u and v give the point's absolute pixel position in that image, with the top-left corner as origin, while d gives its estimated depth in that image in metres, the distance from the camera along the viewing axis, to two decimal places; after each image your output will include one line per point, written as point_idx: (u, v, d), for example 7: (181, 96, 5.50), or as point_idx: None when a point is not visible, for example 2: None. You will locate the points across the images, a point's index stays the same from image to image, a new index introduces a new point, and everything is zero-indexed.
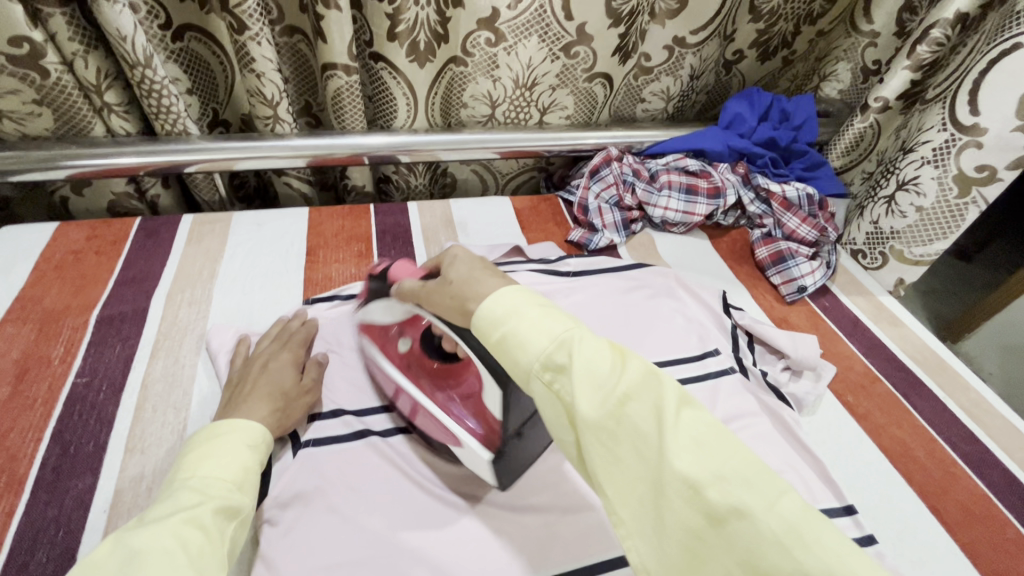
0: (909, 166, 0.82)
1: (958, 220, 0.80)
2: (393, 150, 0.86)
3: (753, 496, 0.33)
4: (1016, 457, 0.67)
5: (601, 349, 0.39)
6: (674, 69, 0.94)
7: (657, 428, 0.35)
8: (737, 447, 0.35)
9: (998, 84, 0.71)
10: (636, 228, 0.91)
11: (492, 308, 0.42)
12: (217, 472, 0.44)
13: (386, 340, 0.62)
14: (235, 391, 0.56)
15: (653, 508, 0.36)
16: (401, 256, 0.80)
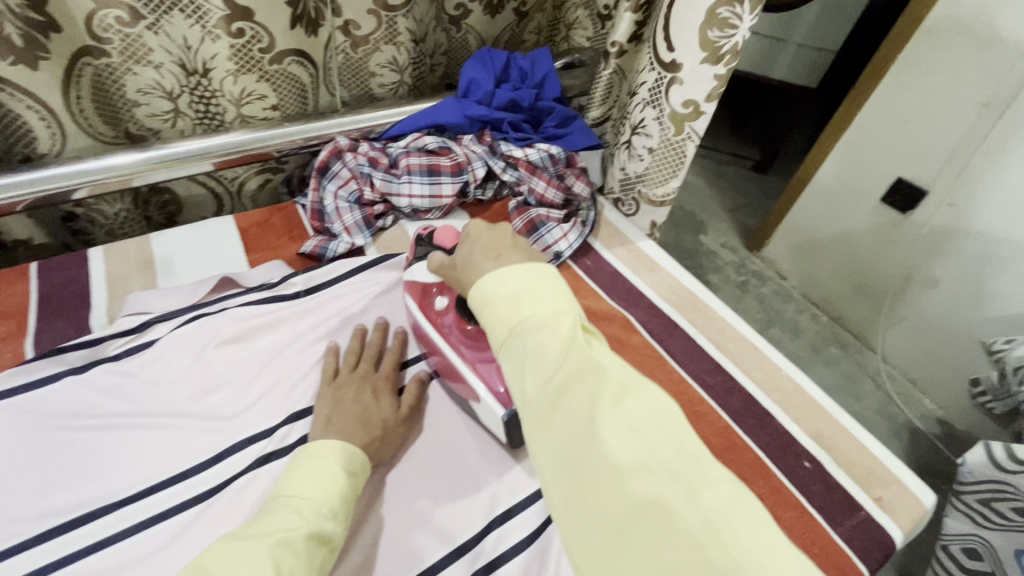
0: (637, 110, 0.81)
1: (682, 156, 0.80)
2: (47, 187, 0.68)
3: (674, 488, 0.34)
4: (755, 375, 0.70)
5: (556, 333, 0.40)
6: (392, 36, 0.84)
7: (593, 415, 0.37)
8: (674, 434, 0.36)
9: (685, 18, 0.69)
10: (384, 223, 0.82)
11: (474, 296, 0.45)
12: (315, 496, 0.49)
13: (424, 299, 0.66)
14: (332, 403, 0.59)
15: (577, 489, 0.36)
16: (71, 325, 0.63)
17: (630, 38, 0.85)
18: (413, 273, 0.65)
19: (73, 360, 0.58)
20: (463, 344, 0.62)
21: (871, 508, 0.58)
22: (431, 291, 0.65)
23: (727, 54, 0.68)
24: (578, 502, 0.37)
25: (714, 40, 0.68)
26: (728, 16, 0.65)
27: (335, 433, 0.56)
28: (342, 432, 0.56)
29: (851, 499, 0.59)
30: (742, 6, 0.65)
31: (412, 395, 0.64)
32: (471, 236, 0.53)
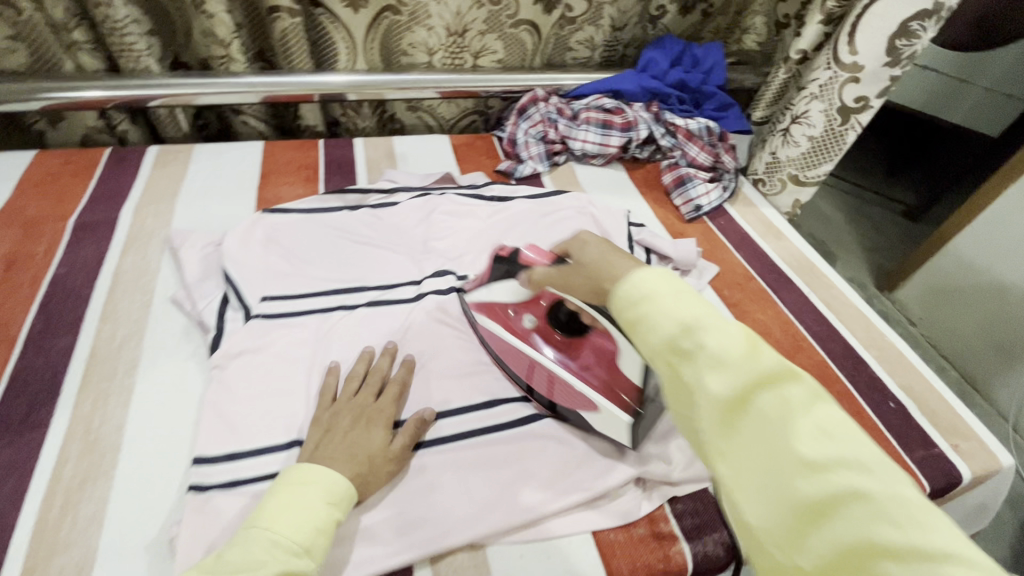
0: (802, 102, 0.93)
1: (841, 144, 0.93)
2: (339, 89, 0.96)
3: (880, 483, 0.30)
4: (859, 334, 0.80)
5: (732, 331, 0.37)
6: (595, 20, 1.05)
7: (783, 410, 0.33)
8: (870, 441, 0.32)
9: (873, 27, 0.81)
10: (559, 160, 1.02)
11: (627, 289, 0.41)
12: (290, 531, 0.44)
13: (505, 315, 0.65)
14: (326, 434, 0.54)
15: (769, 483, 0.33)
16: (346, 181, 0.91)
17: (815, 45, 0.94)
18: (494, 290, 0.66)
19: (349, 200, 0.86)
20: (560, 356, 0.62)
21: (945, 449, 0.67)
22: (505, 308, 0.66)
23: (906, 58, 0.82)
24: (765, 498, 0.33)
25: (899, 47, 0.81)
26: (917, 29, 0.79)
27: (325, 459, 0.51)
28: (330, 460, 0.51)
29: (927, 437, 0.67)
30: (930, 21, 0.79)
31: (409, 437, 0.56)
32: (589, 245, 0.51)
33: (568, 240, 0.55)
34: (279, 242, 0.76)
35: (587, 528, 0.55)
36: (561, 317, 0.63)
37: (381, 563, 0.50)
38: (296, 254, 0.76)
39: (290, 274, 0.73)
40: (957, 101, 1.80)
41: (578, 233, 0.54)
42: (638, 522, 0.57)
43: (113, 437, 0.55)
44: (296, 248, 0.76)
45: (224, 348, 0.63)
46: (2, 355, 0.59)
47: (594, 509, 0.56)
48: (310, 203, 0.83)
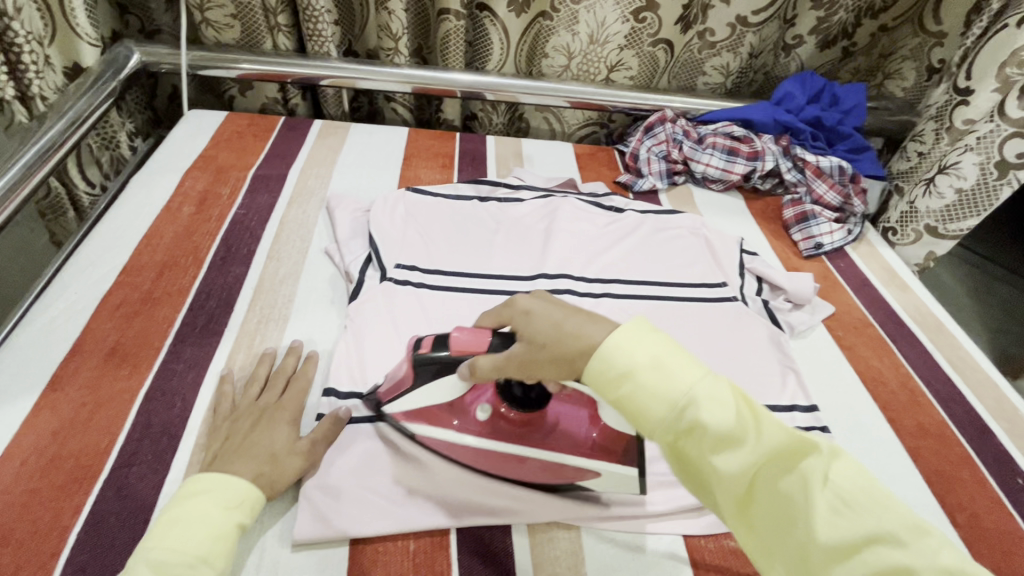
0: (954, 153, 0.91)
1: (993, 200, 0.89)
2: (481, 88, 1.04)
3: (904, 554, 0.33)
4: (987, 402, 0.75)
5: (730, 407, 0.39)
6: (734, 46, 1.06)
7: (802, 492, 0.36)
8: (886, 500, 0.35)
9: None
10: (678, 180, 1.04)
11: (603, 368, 0.42)
12: (180, 545, 0.41)
13: (452, 426, 0.56)
14: (226, 443, 0.52)
15: (802, 564, 0.36)
16: (477, 172, 0.99)
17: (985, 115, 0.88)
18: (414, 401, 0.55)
19: (480, 189, 0.93)
20: (532, 437, 0.56)
21: None
22: (445, 409, 0.56)
23: None
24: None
25: None
26: None
27: (225, 465, 0.49)
28: (226, 465, 0.49)
29: None
30: None
31: (323, 431, 0.55)
32: (534, 314, 0.47)
33: (506, 309, 0.50)
34: (415, 216, 0.84)
35: (679, 530, 0.55)
36: (514, 394, 0.54)
37: (484, 517, 0.53)
38: (428, 228, 0.82)
39: (422, 245, 0.79)
40: None
41: (512, 298, 0.50)
42: (731, 535, 0.56)
43: (269, 355, 0.63)
44: (429, 222, 0.83)
45: (363, 300, 0.69)
46: (193, 272, 0.71)
47: (690, 513, 0.56)
48: (445, 187, 0.91)
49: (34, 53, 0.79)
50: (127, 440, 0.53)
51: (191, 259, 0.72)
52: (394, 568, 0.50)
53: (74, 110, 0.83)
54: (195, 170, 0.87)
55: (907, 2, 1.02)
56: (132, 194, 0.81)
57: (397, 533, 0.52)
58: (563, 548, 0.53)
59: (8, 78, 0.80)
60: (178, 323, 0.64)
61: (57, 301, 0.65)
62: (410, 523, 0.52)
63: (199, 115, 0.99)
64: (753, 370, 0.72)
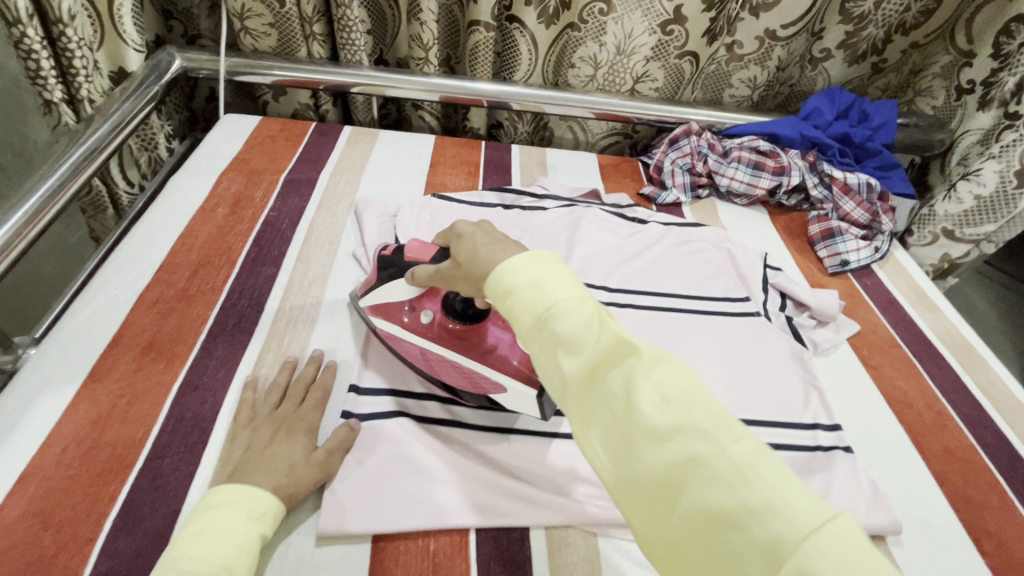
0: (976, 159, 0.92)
1: (1012, 207, 0.91)
2: (507, 97, 1.06)
3: (708, 445, 0.33)
4: (1018, 428, 0.73)
5: (580, 312, 0.39)
6: (763, 60, 1.06)
7: (627, 388, 0.36)
8: (705, 396, 0.35)
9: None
10: (702, 193, 1.04)
11: (494, 284, 0.43)
12: (210, 555, 0.42)
13: (402, 319, 0.62)
14: (245, 454, 0.52)
15: (623, 453, 0.36)
16: (502, 180, 1.00)
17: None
18: (381, 293, 0.63)
19: (506, 198, 0.94)
20: (459, 347, 0.58)
21: None
22: (400, 308, 0.63)
23: None
24: (622, 466, 0.36)
25: None
26: None
27: (247, 476, 0.50)
28: (249, 475, 0.50)
29: None
30: None
31: (338, 443, 0.56)
32: (463, 237, 0.49)
33: (448, 229, 0.52)
34: (442, 223, 0.85)
35: None
36: (454, 307, 0.58)
37: (503, 522, 0.53)
38: None
39: None
40: None
41: (454, 224, 0.51)
42: None
43: (298, 354, 0.65)
44: (455, 229, 0.85)
45: None
46: (226, 271, 0.73)
47: None
48: (471, 195, 0.93)
49: (85, 58, 0.83)
50: (160, 432, 0.55)
51: (225, 258, 0.74)
52: (414, 568, 0.51)
53: (118, 113, 0.86)
54: (230, 172, 0.89)
55: (938, 19, 1.01)
56: (170, 195, 0.84)
57: (418, 534, 0.52)
58: (581, 555, 0.53)
59: (58, 81, 0.83)
60: (211, 321, 0.66)
61: (98, 296, 0.67)
62: (430, 525, 0.52)
63: (235, 119, 1.02)
64: (776, 387, 0.71)
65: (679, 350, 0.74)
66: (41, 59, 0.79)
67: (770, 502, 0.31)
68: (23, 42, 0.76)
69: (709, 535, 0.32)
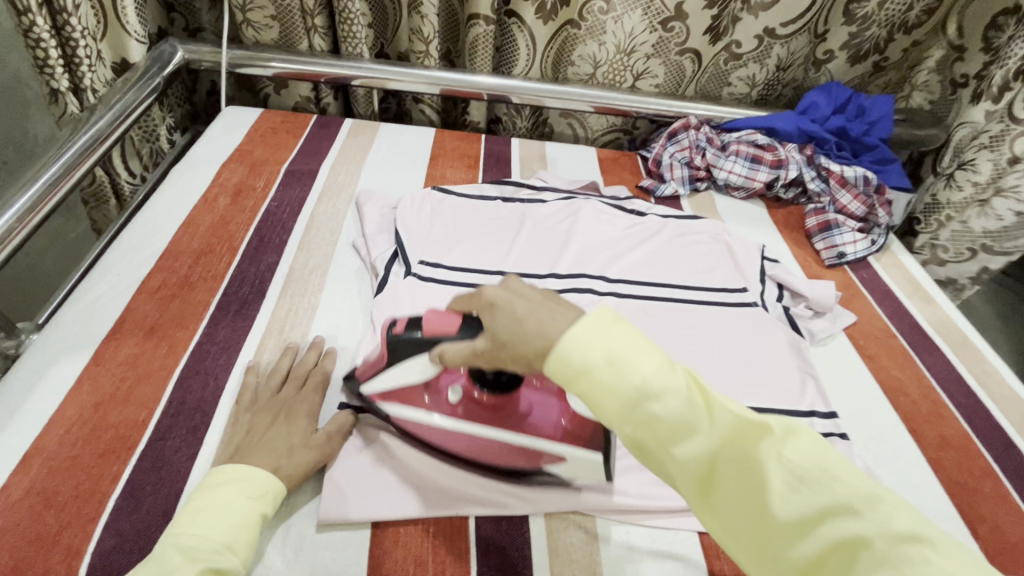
0: (1011, 176, 0.89)
1: None
2: (506, 91, 1.06)
3: (865, 523, 0.32)
4: (1013, 417, 0.73)
5: (682, 393, 0.38)
6: (762, 58, 1.07)
7: (756, 474, 0.35)
8: (838, 468, 0.35)
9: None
10: (700, 186, 1.05)
11: (559, 367, 0.39)
12: (210, 533, 0.43)
13: (424, 403, 0.56)
14: (246, 436, 0.53)
15: (762, 541, 0.36)
16: (501, 173, 1.00)
17: None
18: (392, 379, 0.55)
19: (505, 190, 0.95)
20: (500, 419, 0.54)
21: None
22: (418, 390, 0.56)
23: None
24: (766, 555, 0.36)
25: None
26: None
27: (247, 458, 0.50)
28: (249, 456, 0.50)
29: None
30: None
31: (337, 426, 0.56)
32: (497, 307, 0.44)
33: (473, 296, 0.47)
34: (442, 214, 0.86)
35: (694, 527, 0.55)
36: (483, 381, 0.52)
37: (502, 504, 0.54)
38: (453, 225, 0.84)
39: (446, 242, 0.80)
40: None
41: (479, 289, 0.46)
42: None
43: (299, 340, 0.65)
44: (454, 219, 0.85)
45: (388, 294, 0.71)
46: (228, 259, 0.73)
47: None
48: (470, 187, 0.93)
49: (88, 47, 0.84)
50: (163, 415, 0.56)
51: (226, 246, 0.75)
52: (413, 549, 0.51)
53: (121, 104, 0.87)
54: (231, 163, 0.90)
55: (936, 19, 1.02)
56: (173, 184, 0.84)
57: (418, 516, 0.53)
58: (578, 536, 0.53)
59: (63, 71, 0.84)
60: (213, 307, 0.67)
61: (101, 282, 0.68)
62: (431, 507, 0.53)
63: (236, 111, 1.02)
64: (773, 376, 0.72)
65: (677, 339, 0.74)
66: (48, 48, 0.79)
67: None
68: (32, 30, 0.76)
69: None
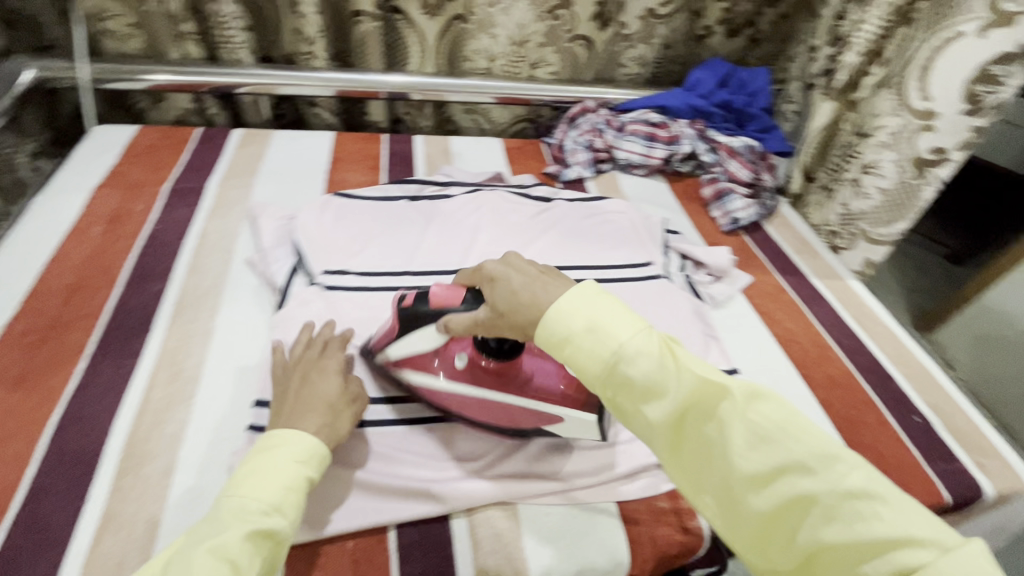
0: (870, 151, 0.90)
1: (916, 199, 0.87)
2: (402, 88, 1.04)
3: (815, 482, 0.39)
4: (889, 352, 0.82)
5: (653, 357, 0.43)
6: (647, 38, 1.11)
7: (721, 433, 0.42)
8: (800, 431, 0.40)
9: (946, 69, 0.78)
10: (603, 168, 1.08)
11: (548, 331, 0.46)
12: (261, 494, 0.43)
13: (432, 367, 0.59)
14: (279, 401, 0.52)
15: (727, 496, 0.43)
16: (405, 172, 0.99)
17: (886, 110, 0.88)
18: (406, 344, 0.58)
19: (410, 189, 0.93)
20: (499, 384, 0.57)
21: (968, 465, 0.68)
22: (427, 356, 0.59)
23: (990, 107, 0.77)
24: (728, 503, 0.43)
25: (978, 94, 0.77)
26: (998, 73, 0.75)
27: (289, 420, 0.50)
28: (290, 419, 0.50)
29: (950, 451, 0.69)
30: (1014, 65, 0.74)
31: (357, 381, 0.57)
32: (496, 280, 0.50)
33: (480, 271, 0.52)
34: (344, 218, 0.83)
35: (611, 497, 0.57)
36: (487, 346, 0.54)
37: (420, 509, 0.53)
38: (357, 230, 0.81)
39: (350, 249, 0.78)
40: (1009, 141, 1.70)
41: (482, 264, 0.53)
42: (661, 496, 0.58)
43: (192, 370, 0.61)
44: (359, 222, 0.83)
45: (291, 308, 0.68)
46: (107, 291, 0.68)
47: (621, 483, 0.58)
48: (371, 188, 0.91)
49: None
50: (38, 470, 0.51)
51: (103, 278, 0.69)
52: (332, 569, 0.50)
53: None
54: (104, 187, 0.83)
55: None
56: (34, 217, 0.76)
57: (335, 535, 0.51)
58: (500, 527, 0.54)
59: None
60: (92, 346, 0.62)
61: None
62: (346, 523, 0.51)
63: (106, 130, 0.94)
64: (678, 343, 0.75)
65: None
66: None
67: (889, 536, 0.36)
68: None
69: (824, 560, 0.39)
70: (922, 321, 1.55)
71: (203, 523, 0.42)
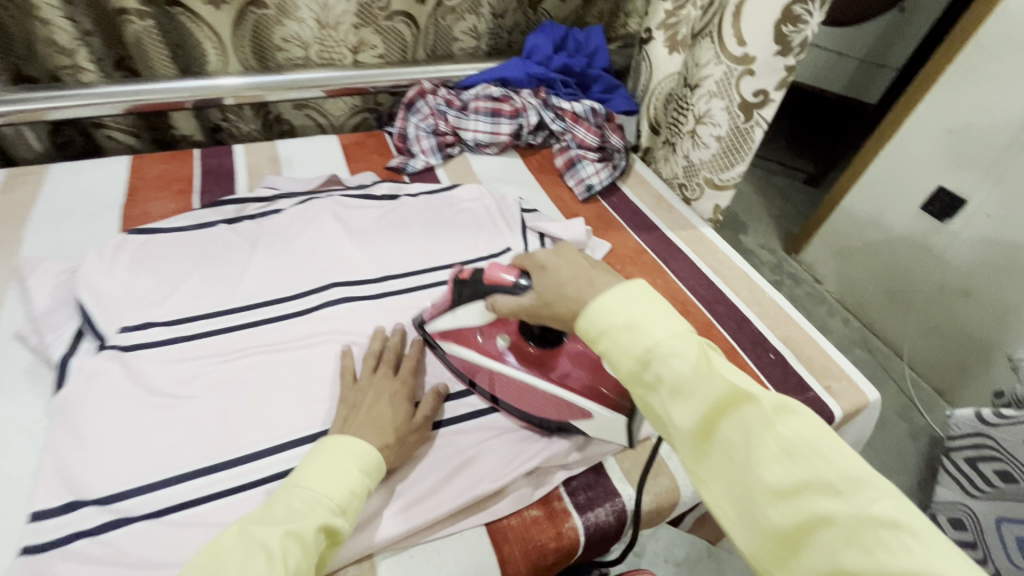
0: (703, 101, 0.92)
1: (749, 141, 0.89)
2: (204, 93, 0.90)
3: (842, 503, 0.32)
4: (744, 296, 0.84)
5: (688, 358, 0.38)
6: (475, 8, 1.05)
7: (745, 436, 0.36)
8: (839, 449, 0.34)
9: (753, 13, 0.79)
10: (452, 152, 1.02)
11: (586, 325, 0.43)
12: (329, 491, 0.43)
13: (475, 342, 0.60)
14: (349, 415, 0.52)
15: (743, 507, 0.36)
16: (223, 191, 0.86)
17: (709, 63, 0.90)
18: (458, 319, 0.59)
19: (227, 212, 0.81)
20: (537, 370, 0.57)
21: (819, 391, 0.71)
22: (472, 331, 0.60)
23: (798, 46, 0.77)
24: (743, 518, 0.36)
25: (787, 34, 0.77)
26: (801, 13, 0.75)
27: (356, 433, 0.50)
28: (357, 432, 0.50)
29: (804, 382, 0.72)
30: (813, 4, 0.74)
31: (429, 407, 0.56)
32: (548, 268, 0.49)
33: (529, 257, 0.52)
34: (142, 258, 0.70)
35: (481, 520, 0.53)
36: (533, 332, 0.56)
37: None
38: (159, 271, 0.69)
39: (151, 296, 0.66)
40: (838, 70, 1.86)
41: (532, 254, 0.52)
42: (533, 504, 0.56)
43: None
44: (162, 261, 0.71)
45: (74, 386, 0.56)
46: None
47: (489, 501, 0.55)
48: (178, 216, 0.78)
49: None
50: None
51: None
52: None
53: None
54: None
55: None
56: None
57: None
58: None
59: None
60: None
61: None
62: None
63: None
64: None
65: None
66: None
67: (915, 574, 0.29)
68: None
69: None
70: (789, 244, 1.66)
71: (268, 506, 0.42)
